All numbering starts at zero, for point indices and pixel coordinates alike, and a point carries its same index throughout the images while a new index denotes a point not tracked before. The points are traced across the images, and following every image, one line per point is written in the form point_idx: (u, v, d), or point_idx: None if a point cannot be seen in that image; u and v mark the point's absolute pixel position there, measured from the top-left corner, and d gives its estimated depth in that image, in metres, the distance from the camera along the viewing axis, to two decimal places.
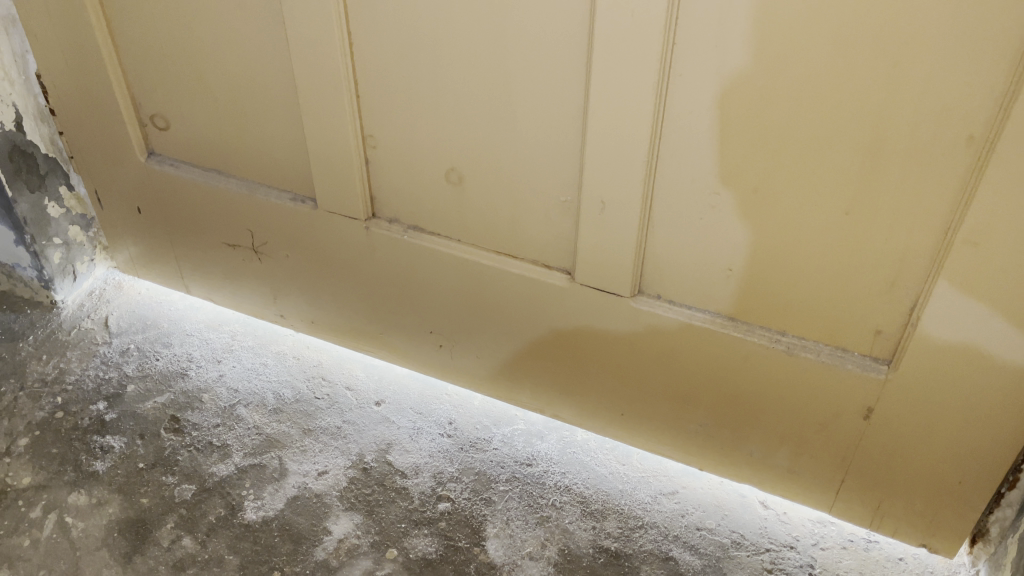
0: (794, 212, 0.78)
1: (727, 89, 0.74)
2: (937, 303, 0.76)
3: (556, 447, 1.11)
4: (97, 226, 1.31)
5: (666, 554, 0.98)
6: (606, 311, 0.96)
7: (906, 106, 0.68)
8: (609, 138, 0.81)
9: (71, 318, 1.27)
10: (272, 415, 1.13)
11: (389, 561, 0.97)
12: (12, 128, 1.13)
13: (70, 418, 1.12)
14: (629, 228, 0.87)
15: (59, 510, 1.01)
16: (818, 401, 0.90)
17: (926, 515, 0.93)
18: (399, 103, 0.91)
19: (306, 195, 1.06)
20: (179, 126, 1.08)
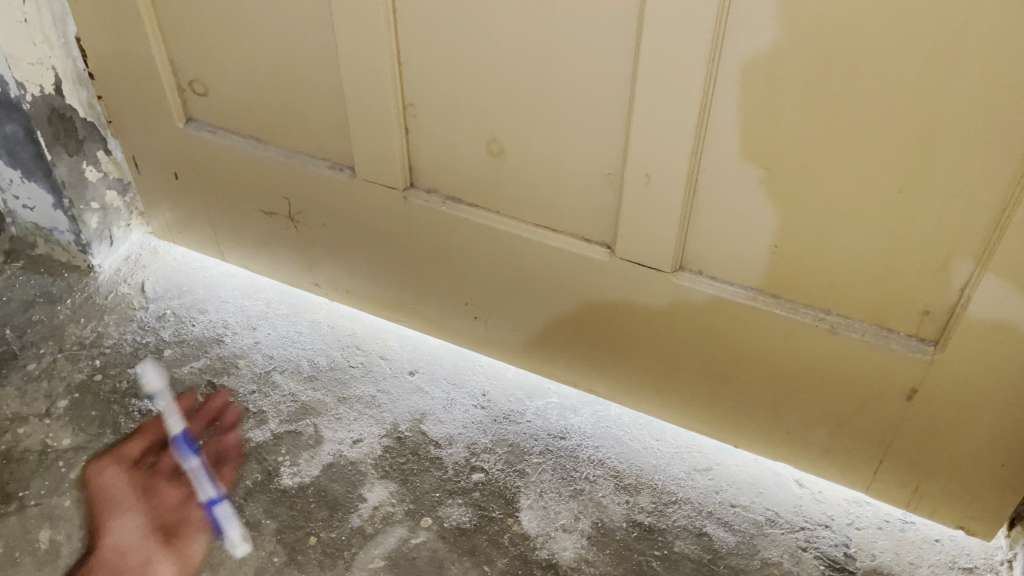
0: (845, 189, 0.77)
1: (781, 62, 0.72)
2: (990, 285, 0.74)
3: (589, 421, 1.11)
4: (133, 191, 1.31)
5: (699, 530, 0.98)
6: (646, 286, 0.95)
7: (968, 82, 0.66)
8: (657, 111, 0.80)
9: (108, 282, 1.29)
10: (308, 383, 1.14)
11: (423, 530, 0.98)
12: (52, 91, 1.13)
13: (108, 380, 1.14)
14: (673, 202, 0.86)
15: (99, 472, 1.03)
16: (860, 381, 0.89)
17: (966, 497, 0.92)
18: (442, 72, 0.90)
19: (345, 164, 1.06)
20: (218, 92, 1.08)
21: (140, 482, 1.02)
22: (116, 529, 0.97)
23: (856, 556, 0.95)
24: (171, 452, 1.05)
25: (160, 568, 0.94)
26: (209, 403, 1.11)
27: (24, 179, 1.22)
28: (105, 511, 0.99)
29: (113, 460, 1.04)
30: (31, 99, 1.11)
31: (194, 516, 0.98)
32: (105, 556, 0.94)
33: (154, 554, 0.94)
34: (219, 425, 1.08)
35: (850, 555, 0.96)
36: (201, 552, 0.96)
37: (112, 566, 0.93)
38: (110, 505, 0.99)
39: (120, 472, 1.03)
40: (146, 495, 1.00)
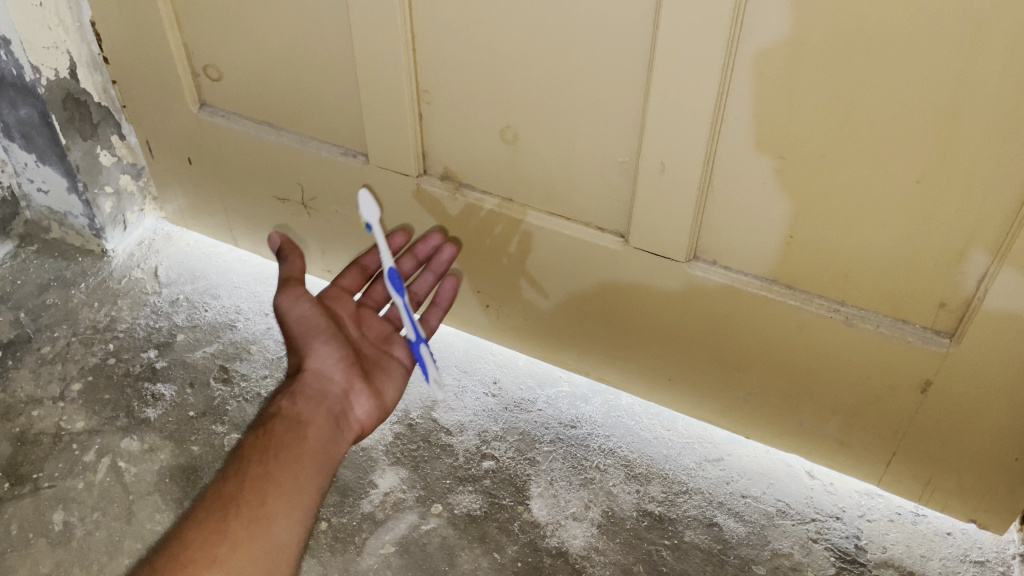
0: (862, 179, 0.76)
1: (799, 51, 0.71)
2: (1010, 277, 0.74)
3: (600, 410, 1.11)
4: (147, 176, 1.31)
5: (710, 520, 0.98)
6: (659, 275, 0.95)
7: (990, 73, 0.65)
8: (673, 100, 0.79)
9: (121, 267, 1.29)
10: None
11: (434, 516, 0.98)
12: (66, 76, 1.13)
13: (121, 364, 1.14)
14: (688, 192, 0.85)
15: (112, 455, 1.03)
16: (874, 373, 0.88)
17: (979, 490, 0.92)
18: (456, 59, 0.90)
19: (358, 150, 1.06)
20: (232, 78, 1.08)
21: (347, 311, 0.87)
22: (319, 352, 0.81)
23: (867, 548, 0.95)
24: (376, 280, 0.92)
25: (359, 406, 0.81)
26: (420, 245, 0.95)
27: (39, 163, 1.22)
28: (303, 328, 0.81)
29: (304, 286, 0.81)
30: (46, 83, 1.11)
31: (397, 363, 0.87)
32: (310, 379, 0.79)
33: (354, 385, 0.81)
34: (424, 262, 0.97)
35: (861, 547, 0.95)
36: (394, 394, 0.85)
37: (316, 389, 0.79)
38: (303, 328, 0.81)
39: (313, 304, 0.81)
40: (353, 324, 0.87)
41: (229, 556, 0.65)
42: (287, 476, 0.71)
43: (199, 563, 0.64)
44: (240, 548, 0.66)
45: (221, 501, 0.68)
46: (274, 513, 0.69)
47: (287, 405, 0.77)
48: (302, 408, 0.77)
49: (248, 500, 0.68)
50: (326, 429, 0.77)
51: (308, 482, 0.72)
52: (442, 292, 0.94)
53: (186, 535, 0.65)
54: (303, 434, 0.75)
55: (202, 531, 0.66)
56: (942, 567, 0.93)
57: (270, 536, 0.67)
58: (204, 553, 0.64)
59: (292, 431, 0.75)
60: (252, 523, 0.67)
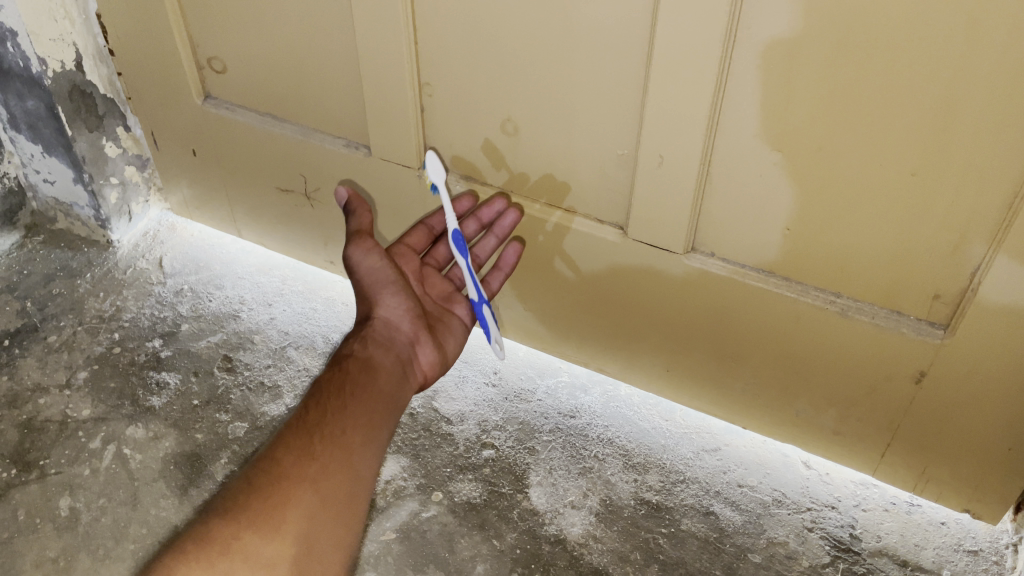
0: (857, 172, 0.77)
1: (795, 45, 0.72)
2: (1003, 268, 0.74)
3: (599, 401, 1.12)
4: (152, 167, 1.33)
5: (706, 509, 0.99)
6: (657, 267, 0.96)
7: (983, 66, 0.66)
8: (670, 94, 0.80)
9: (127, 257, 1.31)
10: (322, 358, 1.16)
11: (434, 504, 0.99)
12: (73, 68, 1.14)
13: (126, 353, 1.16)
14: (685, 184, 0.86)
15: (118, 443, 1.05)
16: (869, 364, 0.89)
17: (973, 480, 0.93)
18: (458, 52, 0.91)
19: (361, 142, 1.07)
20: (237, 70, 1.09)
21: (412, 270, 0.90)
22: (387, 302, 0.83)
23: (861, 537, 0.96)
24: (439, 241, 0.94)
25: (425, 357, 0.84)
26: (484, 211, 0.96)
27: (45, 154, 1.24)
28: (373, 280, 0.83)
29: (375, 240, 0.82)
30: (53, 75, 1.13)
31: (456, 321, 0.90)
32: (381, 326, 0.81)
33: (420, 336, 0.84)
34: (487, 227, 0.98)
35: (856, 536, 0.96)
36: (454, 349, 0.88)
37: (386, 335, 0.81)
38: (375, 279, 0.83)
39: (383, 256, 0.83)
40: (418, 281, 0.90)
41: (317, 479, 0.65)
42: (365, 412, 0.72)
43: (292, 477, 0.65)
44: (327, 473, 0.66)
45: (306, 429, 0.69)
46: (353, 442, 0.69)
47: (360, 348, 0.78)
48: (374, 352, 0.78)
49: (331, 430, 0.69)
50: (396, 374, 0.78)
51: (382, 421, 0.73)
52: (504, 259, 0.96)
53: (277, 458, 0.66)
54: (377, 375, 0.76)
55: (291, 455, 0.66)
56: (935, 556, 0.94)
57: (354, 464, 0.68)
58: (292, 475, 0.65)
59: (367, 372, 0.76)
60: (338, 450, 0.68)
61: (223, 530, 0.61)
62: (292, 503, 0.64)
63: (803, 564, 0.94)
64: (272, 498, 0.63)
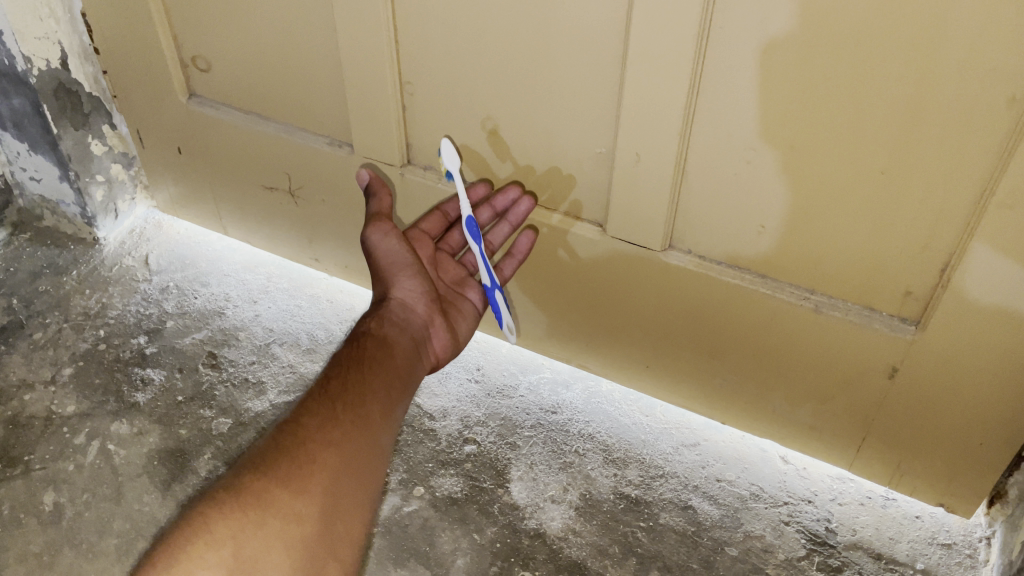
0: (829, 170, 0.78)
1: (767, 44, 0.73)
2: (971, 265, 0.76)
3: (580, 397, 1.13)
4: (138, 165, 1.33)
5: (685, 503, 1.00)
6: (636, 264, 0.97)
7: (949, 66, 0.67)
8: (646, 93, 0.81)
9: (113, 254, 1.31)
10: (306, 355, 1.17)
11: (416, 498, 1.00)
12: (58, 66, 1.15)
13: (111, 350, 1.16)
14: (662, 183, 0.88)
15: (102, 438, 1.05)
16: (844, 360, 0.91)
17: (946, 474, 0.94)
18: (438, 51, 0.92)
19: (344, 140, 1.08)
20: (221, 69, 1.09)
21: (427, 253, 0.90)
22: (403, 284, 0.83)
23: (837, 530, 0.98)
24: (454, 227, 0.95)
25: (437, 340, 0.86)
26: (500, 198, 0.94)
27: (31, 151, 1.24)
28: (390, 261, 0.83)
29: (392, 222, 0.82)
30: (38, 73, 1.13)
31: (468, 306, 0.92)
32: (396, 307, 0.82)
33: (434, 319, 0.85)
34: (501, 214, 0.96)
35: (831, 529, 0.98)
36: (464, 334, 0.91)
37: (401, 317, 0.82)
38: (393, 261, 0.83)
39: (400, 240, 0.82)
40: (431, 266, 0.91)
41: (341, 444, 0.66)
42: (383, 386, 0.73)
43: (318, 442, 0.65)
44: (350, 438, 0.67)
45: (329, 397, 0.69)
46: (373, 413, 0.70)
47: (377, 326, 0.79)
48: (390, 331, 0.79)
49: (353, 399, 0.70)
50: (411, 353, 0.80)
51: (398, 396, 0.74)
52: (518, 247, 0.95)
53: (302, 421, 0.67)
54: (395, 353, 0.77)
55: (316, 419, 0.67)
56: (910, 549, 0.96)
57: (375, 433, 0.69)
58: (318, 438, 0.65)
59: (384, 349, 0.77)
60: (360, 419, 0.69)
61: (253, 484, 0.61)
62: (319, 464, 0.64)
63: (779, 557, 0.95)
64: (299, 457, 0.64)
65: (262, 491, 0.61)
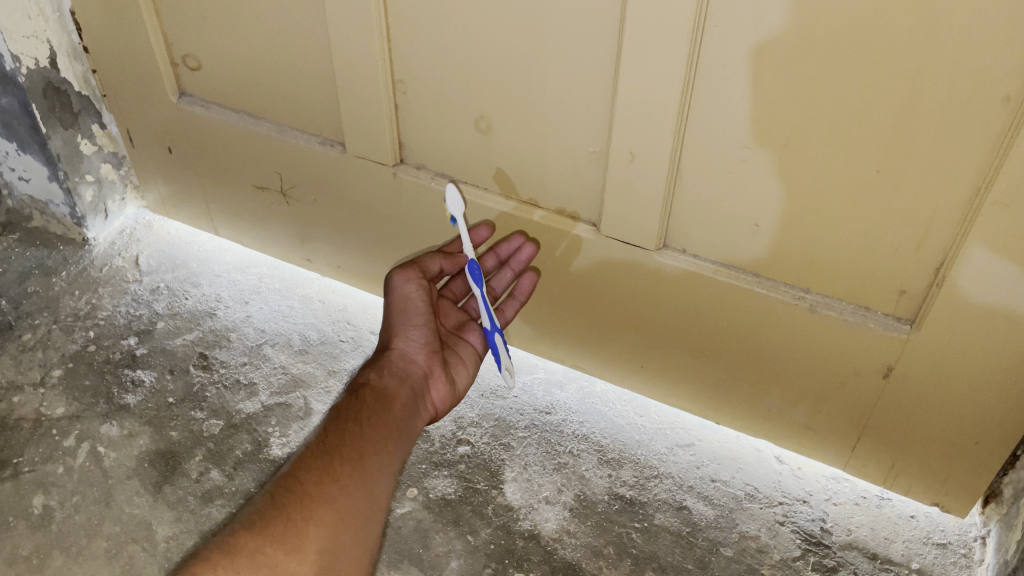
0: (824, 169, 0.78)
1: (761, 43, 0.73)
2: (966, 265, 0.75)
3: (575, 397, 1.12)
4: (128, 165, 1.32)
5: (680, 503, 1.00)
6: (631, 264, 0.96)
7: (944, 64, 0.67)
8: (640, 91, 0.80)
9: (103, 255, 1.30)
10: (298, 356, 1.16)
11: (409, 500, 1.00)
12: (46, 65, 1.14)
13: (102, 351, 1.15)
14: (656, 182, 0.87)
15: (92, 440, 1.04)
16: (839, 360, 0.90)
17: (941, 473, 0.94)
18: (431, 49, 0.91)
19: (336, 139, 1.07)
20: (212, 67, 1.08)
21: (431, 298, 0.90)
22: (406, 335, 0.84)
23: (832, 530, 0.98)
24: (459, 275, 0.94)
25: (436, 391, 0.84)
26: (503, 245, 0.96)
27: (20, 151, 1.23)
28: (403, 307, 0.84)
29: (417, 270, 0.86)
30: (27, 72, 1.12)
31: (469, 351, 0.89)
32: (396, 359, 0.82)
33: (434, 370, 0.83)
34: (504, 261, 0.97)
35: (826, 529, 0.98)
36: (464, 383, 0.88)
37: (399, 369, 0.81)
38: (405, 307, 0.84)
39: (421, 291, 0.85)
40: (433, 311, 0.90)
41: (337, 500, 0.66)
42: (380, 440, 0.73)
43: (315, 499, 0.65)
44: (346, 494, 0.67)
45: (327, 450, 0.69)
46: (370, 470, 0.69)
47: (376, 377, 0.79)
48: (388, 382, 0.79)
49: (350, 453, 0.70)
50: (409, 406, 0.78)
51: (396, 450, 0.73)
52: (519, 291, 0.96)
53: (299, 475, 0.67)
54: (391, 405, 0.76)
55: (313, 474, 0.67)
56: (905, 549, 0.96)
57: (371, 488, 0.68)
58: (315, 495, 0.65)
59: (382, 402, 0.76)
60: (357, 472, 0.68)
61: (248, 541, 0.61)
62: (314, 521, 0.64)
63: (774, 557, 0.95)
64: (295, 515, 0.64)
65: (256, 549, 0.61)
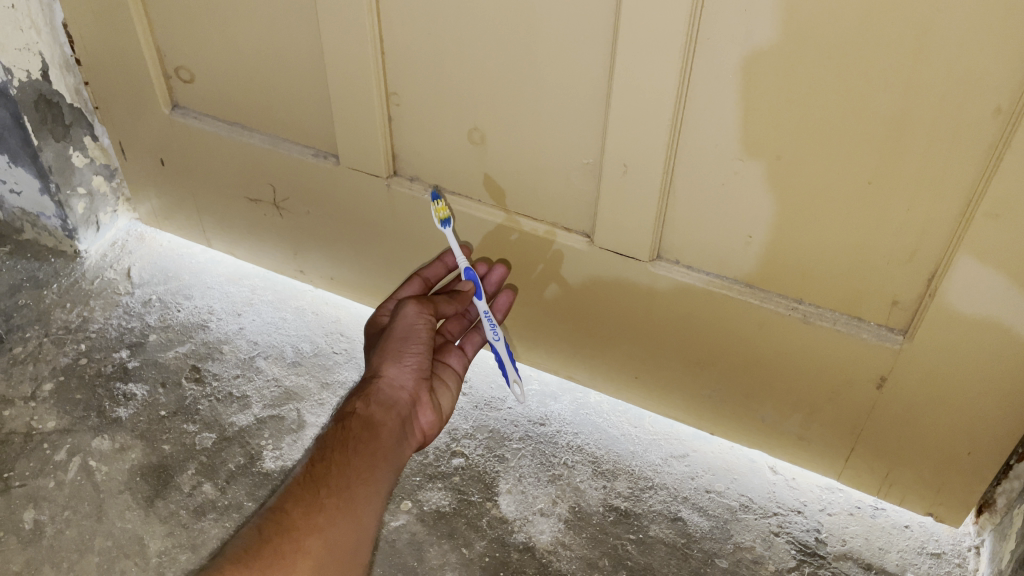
0: (816, 181, 0.78)
1: (753, 55, 0.73)
2: (957, 275, 0.76)
3: (569, 408, 1.12)
4: (120, 177, 1.32)
5: (674, 514, 1.00)
6: (625, 275, 0.96)
7: (935, 77, 0.67)
8: (633, 103, 0.81)
9: (94, 268, 1.30)
10: (291, 368, 1.16)
11: (403, 513, 0.99)
12: (39, 77, 1.14)
13: (93, 364, 1.15)
14: (650, 193, 0.87)
15: (83, 454, 1.04)
16: (832, 370, 0.91)
17: (935, 482, 0.94)
18: (424, 61, 0.91)
19: (330, 151, 1.07)
20: (205, 80, 1.08)
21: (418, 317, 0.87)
22: (399, 363, 0.78)
23: (827, 541, 0.98)
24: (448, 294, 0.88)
25: (424, 416, 0.80)
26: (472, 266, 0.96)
27: (11, 163, 1.23)
28: (406, 334, 0.79)
29: (431, 306, 0.81)
30: (19, 84, 1.12)
31: (450, 373, 0.88)
32: (384, 386, 0.77)
33: (421, 396, 0.79)
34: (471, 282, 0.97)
35: (821, 540, 0.98)
36: (446, 407, 0.85)
37: (386, 398, 0.76)
38: (407, 334, 0.79)
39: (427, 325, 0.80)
40: None
41: (326, 531, 0.65)
42: (368, 468, 0.71)
43: (303, 530, 0.65)
44: (335, 524, 0.66)
45: (313, 481, 0.68)
46: (356, 497, 0.68)
47: (362, 406, 0.75)
48: (376, 411, 0.75)
49: (337, 482, 0.68)
50: (397, 434, 0.75)
51: (383, 478, 0.72)
52: (497, 306, 0.96)
53: (286, 507, 0.66)
54: (380, 434, 0.73)
55: (300, 506, 0.66)
56: (900, 559, 0.96)
57: (360, 518, 0.68)
58: (302, 526, 0.65)
59: (370, 430, 0.73)
60: (345, 503, 0.67)
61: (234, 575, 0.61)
62: (302, 553, 0.63)
63: (769, 568, 0.95)
64: (283, 548, 0.63)
65: None
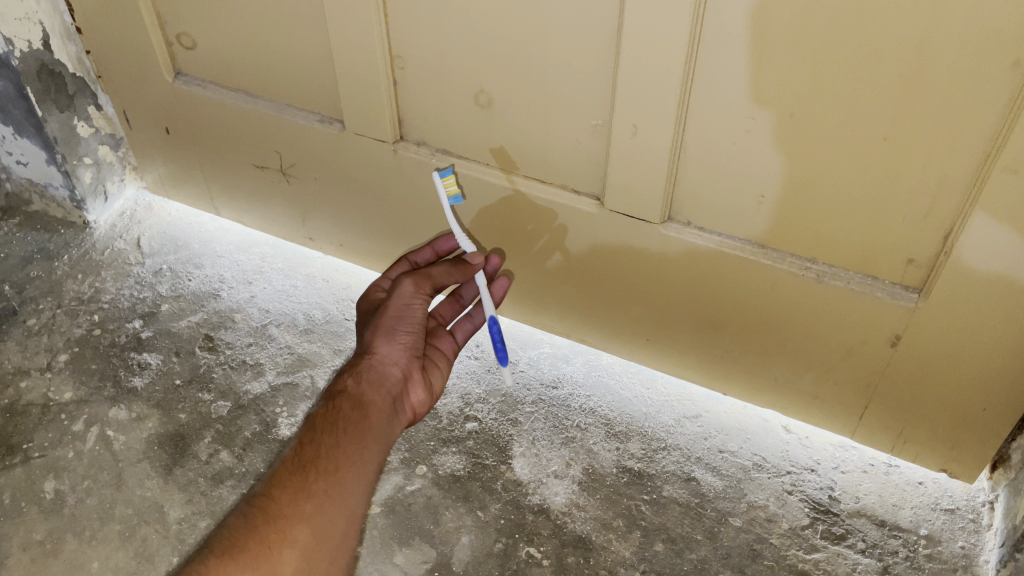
0: (829, 139, 0.77)
1: (764, 9, 0.71)
2: (973, 232, 0.75)
3: (581, 370, 1.13)
4: (126, 146, 1.31)
5: (688, 474, 1.00)
6: (636, 236, 0.95)
7: (952, 31, 0.65)
8: (642, 62, 0.79)
9: (104, 238, 1.30)
10: (304, 335, 1.16)
11: (418, 477, 1.00)
12: (40, 46, 1.12)
13: (107, 335, 1.15)
14: (660, 155, 0.86)
15: (101, 424, 1.05)
16: (845, 329, 0.90)
17: (949, 439, 0.94)
18: (429, 23, 0.90)
19: (335, 117, 1.06)
20: (207, 46, 1.07)
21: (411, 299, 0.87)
22: (392, 342, 0.78)
23: (840, 498, 0.98)
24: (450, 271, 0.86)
25: (415, 394, 0.81)
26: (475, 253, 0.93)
27: (17, 135, 1.22)
28: (400, 312, 0.79)
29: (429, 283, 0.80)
30: (20, 55, 1.11)
31: (440, 355, 0.87)
32: (374, 363, 0.77)
33: (413, 373, 0.80)
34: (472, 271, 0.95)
35: (834, 497, 0.98)
36: (437, 385, 0.85)
37: (376, 374, 0.77)
38: (401, 312, 0.79)
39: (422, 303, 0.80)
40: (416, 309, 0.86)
41: (314, 519, 0.66)
42: (357, 449, 0.71)
43: (291, 518, 0.65)
44: (322, 511, 0.66)
45: (300, 465, 0.68)
46: (345, 481, 0.68)
47: (354, 385, 0.75)
48: (367, 391, 0.75)
49: (326, 466, 0.68)
50: (388, 412, 0.76)
51: (373, 458, 0.72)
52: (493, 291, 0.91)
53: (273, 494, 0.66)
54: (370, 414, 0.74)
55: (287, 492, 0.66)
56: (913, 515, 0.96)
57: (348, 502, 0.68)
58: (290, 513, 0.65)
59: (359, 410, 0.74)
60: (332, 488, 0.68)
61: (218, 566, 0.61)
62: (288, 542, 0.64)
63: (783, 526, 0.95)
64: (269, 537, 0.64)
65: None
